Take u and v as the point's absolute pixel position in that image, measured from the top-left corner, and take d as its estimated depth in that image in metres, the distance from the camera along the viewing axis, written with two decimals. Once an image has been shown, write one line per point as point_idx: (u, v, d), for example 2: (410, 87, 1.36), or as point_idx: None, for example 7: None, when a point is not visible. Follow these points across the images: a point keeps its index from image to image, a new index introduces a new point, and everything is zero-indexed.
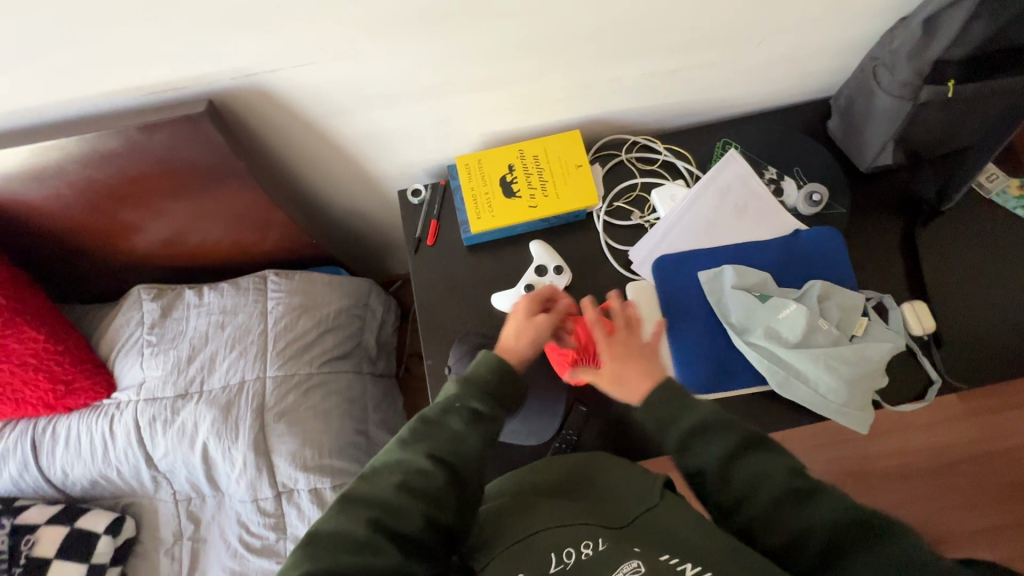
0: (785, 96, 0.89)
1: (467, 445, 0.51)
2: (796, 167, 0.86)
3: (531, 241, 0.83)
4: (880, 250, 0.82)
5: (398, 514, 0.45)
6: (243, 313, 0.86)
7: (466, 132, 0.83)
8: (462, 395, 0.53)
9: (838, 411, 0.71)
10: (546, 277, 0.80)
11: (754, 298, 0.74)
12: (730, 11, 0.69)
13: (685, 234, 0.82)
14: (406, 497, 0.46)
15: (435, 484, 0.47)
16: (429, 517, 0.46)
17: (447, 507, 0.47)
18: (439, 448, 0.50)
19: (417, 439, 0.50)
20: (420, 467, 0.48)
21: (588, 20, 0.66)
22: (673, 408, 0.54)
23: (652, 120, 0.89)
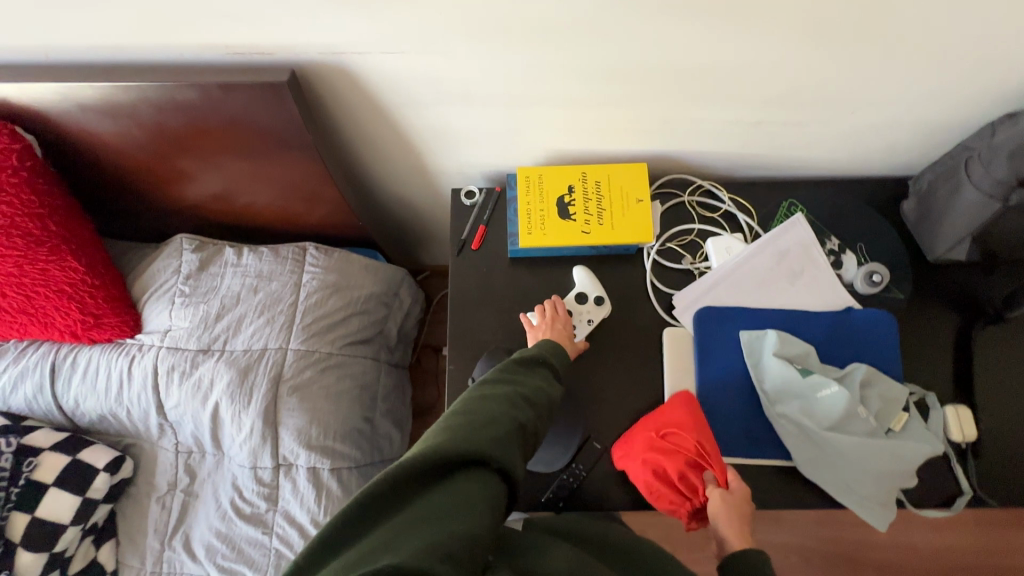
0: (863, 168, 0.86)
1: (559, 382, 0.60)
2: (860, 242, 0.83)
3: (578, 267, 0.81)
4: (931, 345, 0.79)
5: (521, 411, 0.51)
6: (277, 281, 0.86)
7: (533, 145, 0.81)
8: (547, 350, 0.63)
9: (866, 507, 0.68)
10: (585, 305, 0.79)
11: (796, 370, 0.70)
12: (832, 73, 0.67)
13: (735, 290, 0.79)
14: (524, 401, 0.52)
15: (541, 402, 0.55)
16: (536, 424, 0.52)
17: (545, 423, 0.54)
18: (540, 379, 0.58)
19: (520, 368, 0.58)
20: (531, 385, 0.55)
21: (685, 56, 0.64)
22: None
23: (722, 166, 0.87)
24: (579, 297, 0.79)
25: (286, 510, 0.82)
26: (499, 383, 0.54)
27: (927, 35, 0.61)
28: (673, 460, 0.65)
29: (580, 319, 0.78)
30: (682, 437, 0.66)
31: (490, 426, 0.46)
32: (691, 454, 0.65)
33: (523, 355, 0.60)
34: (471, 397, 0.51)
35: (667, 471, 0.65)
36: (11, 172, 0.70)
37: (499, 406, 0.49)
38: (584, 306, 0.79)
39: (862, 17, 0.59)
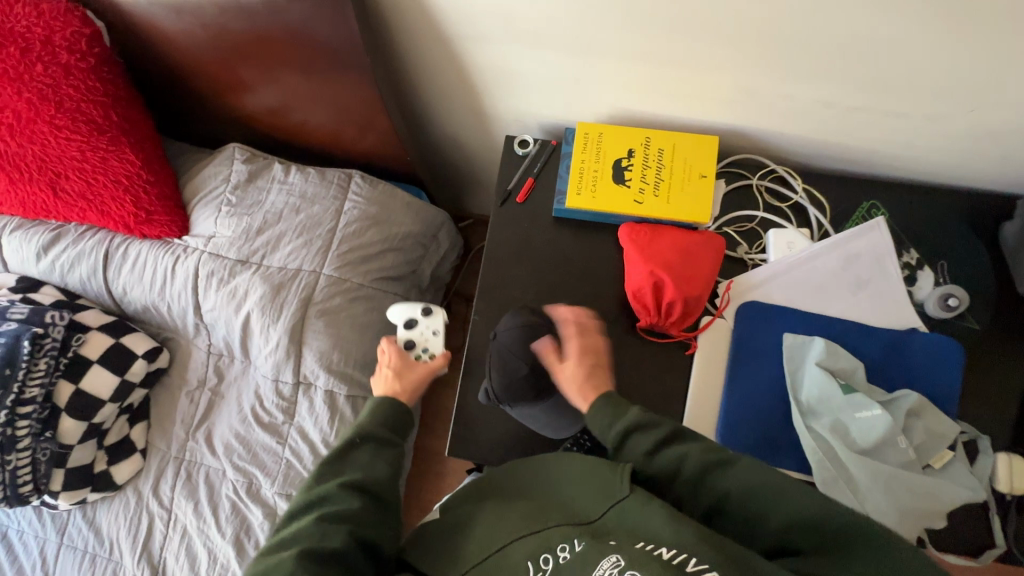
0: (967, 177, 0.76)
1: (375, 468, 0.59)
2: (942, 260, 0.74)
3: (391, 308, 0.78)
4: (998, 384, 0.71)
5: (325, 539, 0.52)
6: (320, 205, 0.86)
7: (598, 101, 0.76)
8: (370, 424, 0.62)
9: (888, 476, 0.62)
10: (418, 328, 0.76)
11: (838, 384, 0.66)
12: (961, 61, 0.58)
13: (788, 289, 0.74)
14: (330, 524, 0.53)
15: (351, 506, 0.55)
16: (352, 533, 0.53)
17: (367, 521, 0.55)
18: (350, 476, 0.58)
19: (330, 471, 0.58)
20: (336, 494, 0.56)
21: (790, 18, 0.57)
22: (616, 409, 0.59)
23: (802, 153, 0.79)
24: (414, 328, 0.76)
25: (300, 426, 0.85)
26: (304, 511, 0.55)
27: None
28: (681, 281, 0.70)
29: (424, 341, 0.75)
30: (697, 268, 0.71)
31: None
32: (690, 291, 0.71)
33: (330, 457, 0.59)
34: (272, 548, 0.53)
35: (659, 291, 0.71)
36: (80, 56, 0.72)
37: (291, 552, 0.51)
38: (418, 332, 0.75)
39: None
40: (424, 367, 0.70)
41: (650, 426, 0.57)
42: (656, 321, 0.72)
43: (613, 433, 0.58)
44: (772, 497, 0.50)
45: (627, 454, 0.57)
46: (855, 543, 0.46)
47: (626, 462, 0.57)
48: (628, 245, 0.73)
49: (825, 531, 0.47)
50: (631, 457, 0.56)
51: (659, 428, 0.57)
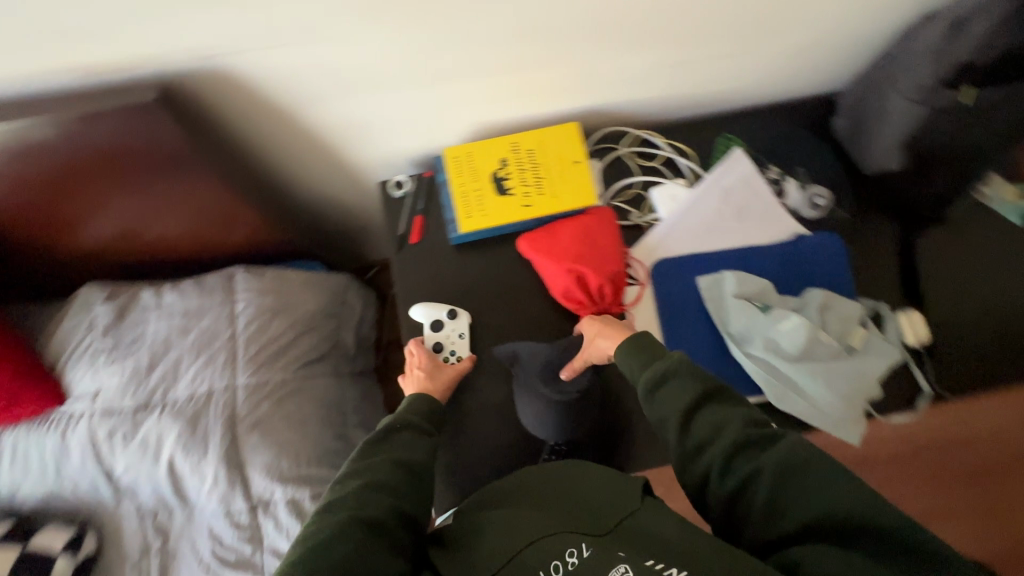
0: (791, 90, 0.85)
1: (414, 448, 0.61)
2: (798, 167, 0.83)
3: (414, 307, 0.75)
4: (877, 255, 0.81)
5: (370, 507, 0.53)
6: (209, 316, 0.79)
7: (455, 122, 0.76)
8: (406, 413, 0.64)
9: (804, 364, 0.69)
10: (442, 331, 0.74)
11: (755, 307, 0.71)
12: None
13: (685, 238, 0.78)
14: (374, 494, 0.54)
15: (395, 479, 0.56)
16: (395, 506, 0.54)
17: (407, 497, 0.56)
18: (392, 454, 0.59)
19: (371, 453, 0.59)
20: (381, 467, 0.57)
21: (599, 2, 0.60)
22: (650, 356, 0.61)
23: (653, 112, 0.84)
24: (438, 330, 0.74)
25: (273, 547, 0.77)
26: (349, 482, 0.56)
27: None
28: (594, 264, 0.72)
29: (451, 344, 0.73)
30: (603, 248, 0.74)
31: (335, 545, 0.48)
32: (612, 273, 0.73)
33: (370, 440, 0.61)
34: (317, 513, 0.53)
35: (584, 282, 0.73)
36: None
37: (339, 514, 0.51)
38: (444, 333, 0.73)
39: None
40: (453, 371, 0.71)
41: (689, 379, 0.57)
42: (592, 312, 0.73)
43: (643, 382, 0.59)
44: (805, 476, 0.48)
45: (658, 404, 0.57)
46: (868, 536, 0.45)
47: (660, 416, 0.57)
48: (534, 252, 0.74)
49: (846, 524, 0.45)
50: (663, 407, 0.57)
51: (695, 381, 0.57)
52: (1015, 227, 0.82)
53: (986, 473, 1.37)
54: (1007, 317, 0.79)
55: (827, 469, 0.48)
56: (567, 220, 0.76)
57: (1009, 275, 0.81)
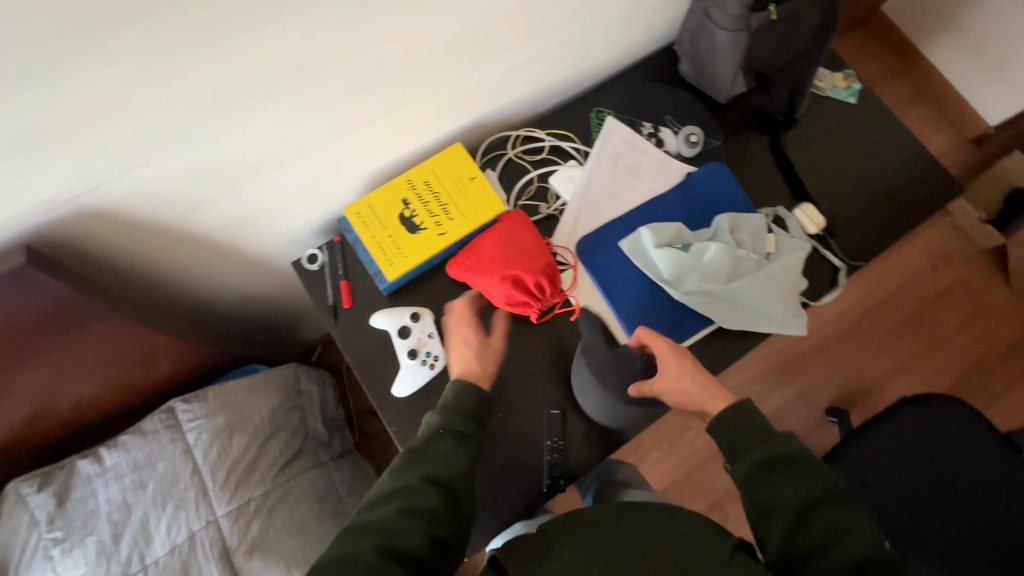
0: (635, 52, 0.92)
1: (453, 460, 0.61)
2: (666, 116, 0.90)
3: (374, 316, 0.76)
4: (758, 169, 0.89)
5: (404, 537, 0.53)
6: (163, 460, 0.73)
7: (344, 180, 0.76)
8: (444, 415, 0.65)
9: (735, 283, 0.75)
10: (411, 334, 0.75)
11: (678, 250, 0.77)
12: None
13: (596, 211, 0.83)
14: (409, 521, 0.55)
15: (429, 501, 0.57)
16: (429, 533, 0.55)
17: (442, 523, 0.56)
18: (431, 469, 0.59)
19: (412, 465, 0.60)
20: (418, 487, 0.58)
21: (440, 32, 0.63)
22: (755, 435, 0.61)
23: (525, 110, 0.88)
24: (408, 335, 0.75)
25: None
26: (385, 503, 0.57)
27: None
28: (525, 265, 0.75)
29: (424, 345, 0.75)
30: (528, 247, 0.76)
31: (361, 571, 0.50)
32: (544, 266, 0.75)
33: (412, 449, 0.62)
34: (350, 533, 0.54)
35: (521, 283, 0.75)
36: None
37: (371, 543, 0.52)
38: (415, 337, 0.75)
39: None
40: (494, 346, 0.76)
41: (808, 472, 0.57)
42: (540, 308, 0.76)
43: (750, 460, 0.59)
44: None
45: (771, 489, 0.57)
46: None
47: (774, 501, 0.56)
48: (467, 275, 0.76)
49: None
50: (779, 491, 0.56)
51: (816, 480, 0.56)
52: (854, 106, 0.94)
53: (914, 320, 1.55)
54: (878, 184, 0.89)
55: None
56: (484, 234, 0.78)
57: (866, 147, 0.92)
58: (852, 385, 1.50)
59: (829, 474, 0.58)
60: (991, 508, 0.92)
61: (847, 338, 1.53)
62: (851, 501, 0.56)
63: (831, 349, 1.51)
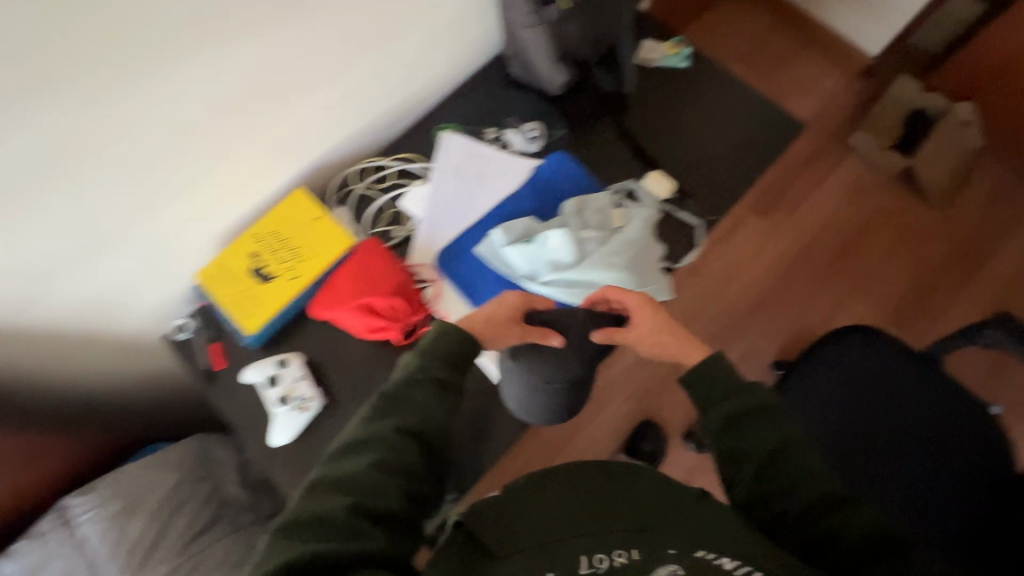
0: (467, 64, 0.94)
1: (431, 410, 0.54)
2: (507, 119, 0.92)
3: (245, 371, 0.76)
4: (605, 149, 0.91)
5: (377, 495, 0.47)
6: (58, 560, 0.73)
7: (189, 247, 0.78)
8: (427, 357, 0.56)
9: (585, 262, 0.76)
10: (280, 381, 0.75)
11: (525, 244, 0.79)
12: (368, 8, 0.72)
13: (449, 222, 0.83)
14: (383, 478, 0.48)
15: (407, 456, 0.50)
16: (406, 492, 0.49)
17: (419, 480, 0.51)
18: (406, 421, 0.52)
19: (387, 411, 0.53)
20: (392, 440, 0.51)
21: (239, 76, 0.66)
22: (727, 382, 0.57)
23: (367, 142, 0.90)
24: (278, 385, 0.75)
25: None
26: (356, 455, 0.49)
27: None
28: (378, 291, 0.77)
29: (294, 390, 0.75)
30: (380, 273, 0.78)
31: (335, 533, 0.43)
32: (397, 288, 0.77)
33: (386, 394, 0.54)
34: (312, 491, 0.47)
35: (377, 309, 0.76)
36: None
37: (344, 501, 0.45)
38: (283, 384, 0.75)
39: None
40: (532, 337, 0.67)
41: (772, 416, 0.54)
42: (402, 328, 0.76)
43: (721, 409, 0.55)
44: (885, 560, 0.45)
45: (740, 434, 0.53)
46: None
47: (738, 446, 0.53)
48: (326, 312, 0.77)
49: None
50: (742, 439, 0.53)
51: (777, 423, 0.53)
52: (688, 69, 0.96)
53: (843, 257, 1.56)
54: (721, 139, 0.92)
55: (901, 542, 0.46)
56: (339, 269, 0.79)
57: (705, 106, 0.94)
58: (798, 334, 1.49)
59: (791, 416, 0.55)
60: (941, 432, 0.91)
61: (782, 289, 1.53)
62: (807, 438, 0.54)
63: (768, 304, 1.52)
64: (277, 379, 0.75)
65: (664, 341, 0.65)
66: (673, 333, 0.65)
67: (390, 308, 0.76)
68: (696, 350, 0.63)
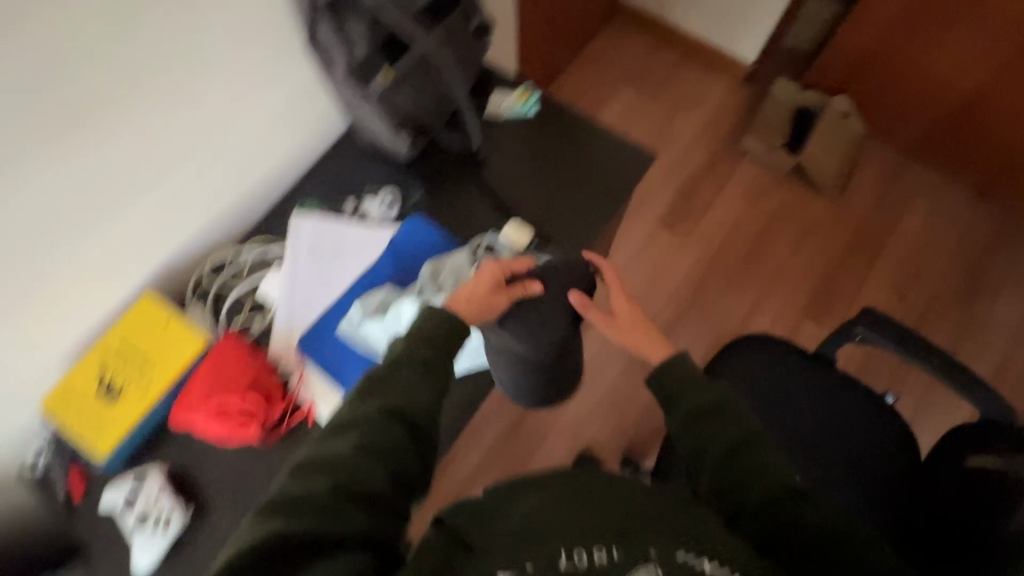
0: (318, 142, 0.95)
1: (417, 392, 0.56)
2: (362, 190, 0.93)
3: (105, 492, 0.74)
4: (463, 205, 0.92)
5: (359, 475, 0.49)
6: None
7: (29, 376, 0.73)
8: (412, 344, 0.60)
9: None
10: (138, 501, 0.72)
11: (379, 320, 0.79)
12: (197, 100, 0.73)
13: (308, 305, 0.83)
14: (367, 456, 0.50)
15: (390, 437, 0.52)
16: (389, 472, 0.51)
17: (406, 460, 0.52)
18: (391, 402, 0.55)
19: (374, 393, 0.55)
20: (376, 422, 0.53)
21: (67, 185, 0.65)
22: (700, 384, 0.61)
23: (222, 235, 0.88)
24: (135, 506, 0.72)
25: None
26: (337, 438, 0.52)
27: (207, 31, 0.70)
28: (230, 390, 0.74)
29: (153, 509, 0.72)
30: (232, 370, 0.75)
31: (309, 513, 0.46)
32: (251, 384, 0.75)
33: (369, 381, 0.57)
34: (299, 469, 0.49)
35: (230, 409, 0.74)
36: None
37: (323, 483, 0.48)
38: (141, 504, 0.72)
39: (152, 49, 0.65)
40: (516, 295, 0.76)
41: (739, 419, 0.58)
42: (260, 426, 0.74)
43: (688, 406, 0.60)
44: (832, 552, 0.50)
45: (705, 433, 0.58)
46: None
47: (704, 444, 0.57)
48: (180, 420, 0.75)
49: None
50: (705, 437, 0.57)
51: (739, 425, 0.58)
52: (537, 115, 0.99)
53: (753, 258, 1.59)
54: (575, 178, 0.94)
55: (846, 538, 0.51)
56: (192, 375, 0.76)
57: (557, 148, 0.96)
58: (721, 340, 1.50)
59: (752, 419, 0.59)
60: (863, 419, 0.97)
61: (699, 297, 1.55)
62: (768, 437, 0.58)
63: (688, 314, 1.53)
64: (135, 499, 0.72)
65: (635, 338, 0.75)
66: (645, 333, 0.76)
67: (244, 407, 0.74)
68: (660, 351, 0.73)
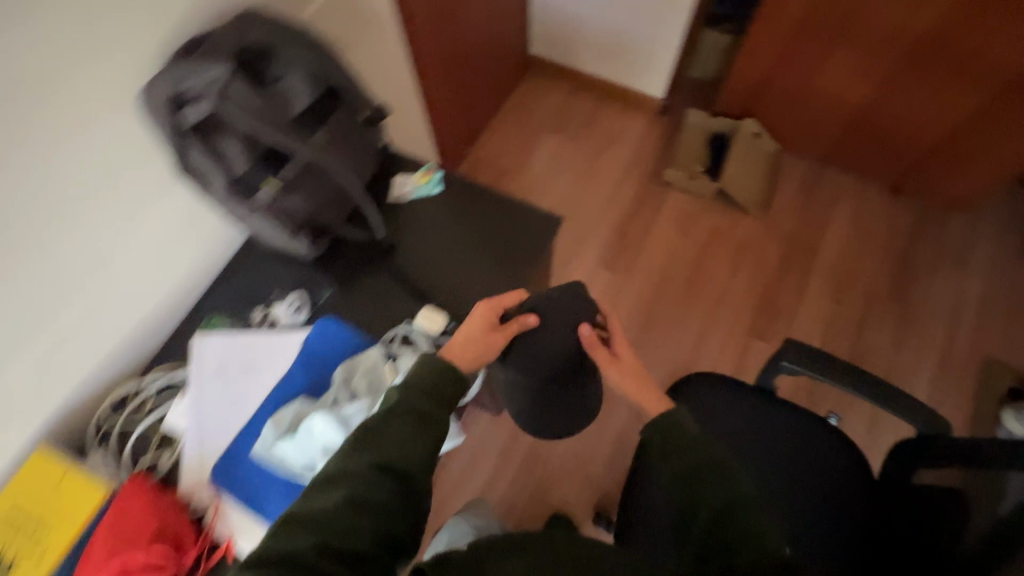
0: (217, 255, 0.93)
1: (411, 447, 0.57)
2: (271, 296, 0.91)
3: None
4: (376, 296, 0.90)
5: (343, 535, 0.51)
6: None
7: None
8: (408, 391, 0.61)
9: None
10: None
11: (289, 439, 0.74)
12: (72, 244, 0.70)
13: (219, 430, 0.78)
14: (356, 511, 0.52)
15: (378, 493, 0.54)
16: (376, 530, 0.52)
17: (393, 518, 0.54)
18: (383, 455, 0.56)
19: (365, 446, 0.56)
20: (366, 476, 0.54)
21: None
22: (698, 441, 0.64)
23: (122, 368, 0.85)
24: None
25: None
26: (328, 490, 0.53)
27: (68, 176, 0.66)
28: (133, 543, 0.68)
29: None
30: (135, 519, 0.69)
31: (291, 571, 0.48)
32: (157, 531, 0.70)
33: (364, 430, 0.57)
34: (290, 519, 0.51)
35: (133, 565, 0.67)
36: None
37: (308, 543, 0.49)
38: None
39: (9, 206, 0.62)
40: (514, 332, 0.75)
41: (730, 483, 0.60)
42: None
43: (679, 465, 0.63)
44: None
45: (694, 491, 0.61)
46: None
47: (693, 502, 0.60)
48: None
49: None
50: (698, 494, 0.60)
51: (730, 485, 0.59)
52: (442, 192, 0.99)
53: (695, 285, 1.61)
54: (488, 250, 0.93)
55: None
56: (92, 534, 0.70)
57: (466, 222, 0.96)
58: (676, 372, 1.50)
59: (744, 481, 0.60)
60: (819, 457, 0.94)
61: (649, 332, 1.55)
62: (761, 503, 0.59)
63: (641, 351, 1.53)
64: None
65: (635, 390, 0.74)
66: (646, 386, 0.74)
67: (150, 559, 0.68)
68: (661, 405, 0.72)
